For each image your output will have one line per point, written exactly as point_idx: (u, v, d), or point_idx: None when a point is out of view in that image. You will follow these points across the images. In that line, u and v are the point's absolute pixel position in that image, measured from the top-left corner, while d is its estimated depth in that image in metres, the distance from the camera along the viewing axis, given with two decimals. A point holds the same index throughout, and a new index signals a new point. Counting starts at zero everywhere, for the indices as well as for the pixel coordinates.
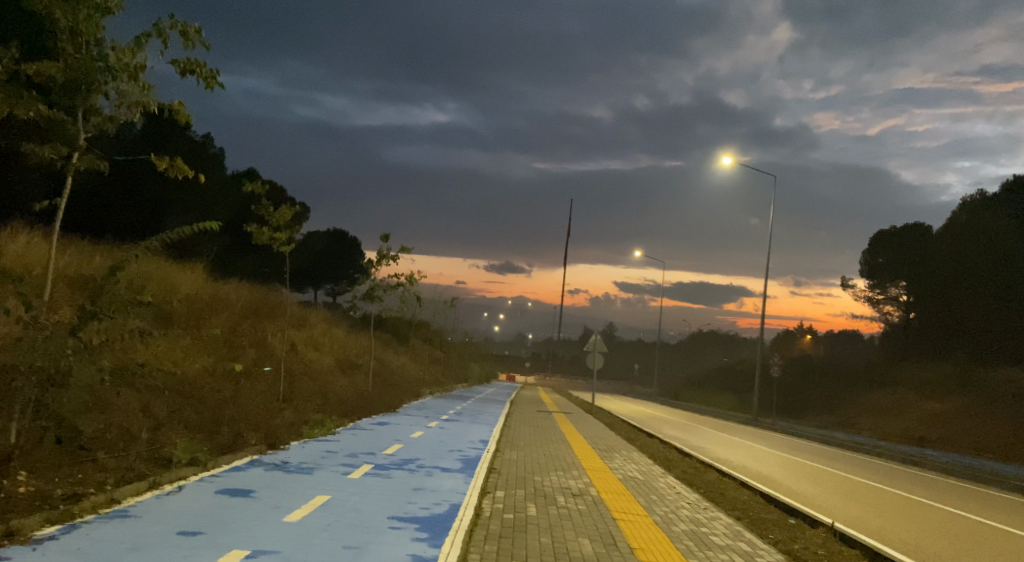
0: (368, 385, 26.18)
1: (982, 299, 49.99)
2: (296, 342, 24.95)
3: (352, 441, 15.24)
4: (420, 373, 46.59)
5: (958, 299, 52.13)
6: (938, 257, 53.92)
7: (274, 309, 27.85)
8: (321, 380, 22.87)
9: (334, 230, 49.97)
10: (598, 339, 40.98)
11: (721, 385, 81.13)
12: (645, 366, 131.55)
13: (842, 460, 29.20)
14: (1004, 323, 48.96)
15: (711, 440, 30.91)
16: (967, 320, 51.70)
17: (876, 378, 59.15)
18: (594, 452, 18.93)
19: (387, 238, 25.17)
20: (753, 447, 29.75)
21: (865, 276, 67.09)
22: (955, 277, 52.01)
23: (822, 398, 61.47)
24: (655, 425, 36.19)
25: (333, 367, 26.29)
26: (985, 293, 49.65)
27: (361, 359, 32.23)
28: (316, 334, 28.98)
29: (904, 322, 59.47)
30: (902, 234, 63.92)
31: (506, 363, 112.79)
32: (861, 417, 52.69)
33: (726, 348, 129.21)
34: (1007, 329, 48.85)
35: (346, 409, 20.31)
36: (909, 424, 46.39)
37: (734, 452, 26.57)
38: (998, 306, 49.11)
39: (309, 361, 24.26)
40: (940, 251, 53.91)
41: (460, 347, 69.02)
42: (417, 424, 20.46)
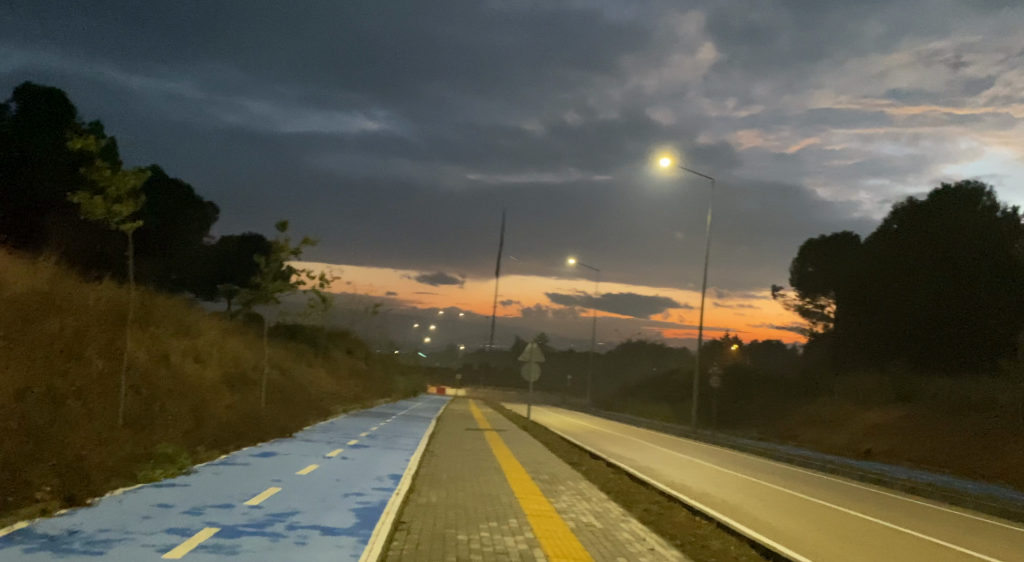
0: (259, 403, 21.99)
1: (911, 305, 47.93)
2: (168, 355, 20.65)
3: (209, 487, 11.14)
4: (334, 386, 42.15)
5: (886, 307, 50.14)
6: (869, 264, 51.85)
7: (150, 316, 23.55)
8: (195, 399, 18.66)
9: (247, 238, 44.93)
10: (531, 348, 37.31)
11: (654, 395, 78.39)
12: (577, 377, 129.16)
13: (800, 479, 26.13)
14: (932, 330, 47.06)
15: (658, 459, 27.60)
16: (896, 326, 49.62)
17: (813, 387, 57.09)
18: (534, 486, 15.17)
19: (283, 227, 21.09)
20: (702, 466, 26.52)
21: (795, 285, 65.29)
22: (886, 282, 49.91)
23: (759, 408, 59.06)
24: (594, 442, 32.80)
25: (217, 382, 22.05)
26: (913, 300, 47.67)
27: (258, 373, 27.86)
28: (202, 342, 24.58)
29: (834, 330, 57.49)
30: (832, 242, 62.23)
31: (433, 374, 108.92)
32: (802, 427, 50.30)
33: (655, 359, 127.10)
34: (934, 337, 46.93)
35: (220, 434, 16.22)
36: (851, 434, 43.98)
37: (687, 474, 23.29)
38: (925, 313, 47.16)
39: (182, 375, 20.03)
40: (870, 258, 51.99)
41: (383, 358, 64.73)
42: (312, 454, 16.39)
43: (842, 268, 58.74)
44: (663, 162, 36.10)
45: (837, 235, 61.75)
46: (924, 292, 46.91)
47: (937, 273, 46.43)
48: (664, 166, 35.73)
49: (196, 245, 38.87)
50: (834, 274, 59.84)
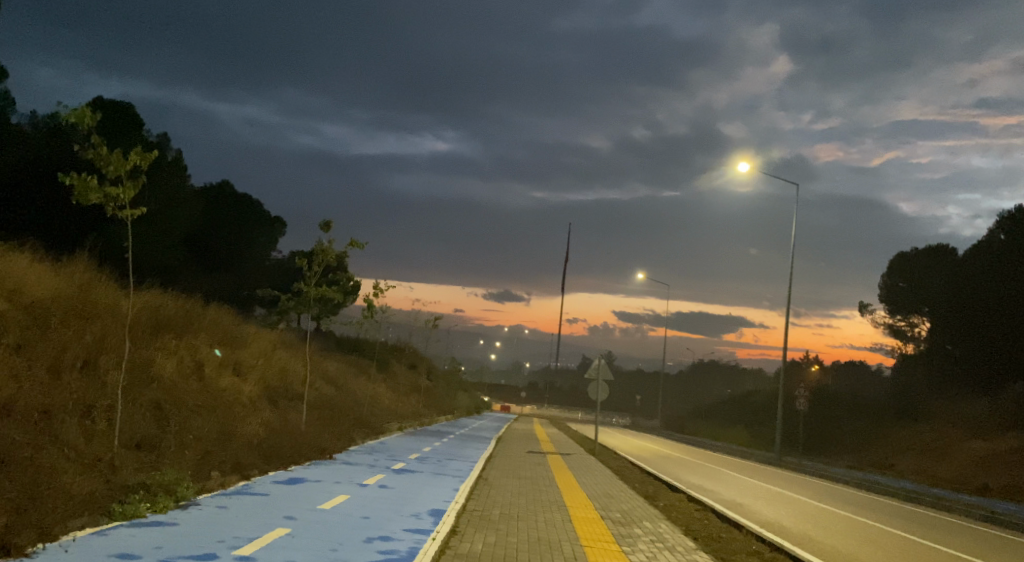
0: (301, 421, 20.06)
1: (1020, 327, 43.75)
2: (202, 367, 18.83)
3: (202, 529, 9.12)
4: (393, 403, 40.17)
5: (990, 329, 46.04)
6: (970, 282, 47.67)
7: (193, 325, 21.92)
8: (226, 415, 16.80)
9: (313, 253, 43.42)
10: (599, 366, 34.73)
11: (728, 417, 74.66)
12: (646, 397, 125.51)
13: (910, 520, 22.99)
14: None
15: (744, 490, 24.75)
16: (1009, 350, 45.50)
17: (906, 413, 52.98)
18: (605, 531, 12.70)
19: (327, 226, 19.28)
20: (795, 502, 23.56)
21: (881, 301, 61.12)
22: (992, 304, 45.75)
23: (845, 433, 55.16)
24: (671, 469, 30.06)
25: (256, 395, 20.22)
26: (1022, 321, 43.56)
27: (307, 387, 25.97)
28: (247, 354, 22.83)
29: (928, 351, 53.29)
30: (925, 256, 57.94)
31: (498, 392, 106.82)
32: (897, 456, 46.39)
33: (729, 379, 122.25)
34: None
35: (244, 456, 14.26)
36: (955, 466, 40.05)
37: (781, 512, 20.42)
38: None
39: (216, 388, 18.22)
40: (971, 275, 47.80)
41: (447, 374, 62.66)
42: (347, 481, 14.27)
43: (936, 284, 54.43)
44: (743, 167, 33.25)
45: (929, 248, 57.47)
46: None
47: None
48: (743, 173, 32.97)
49: (262, 259, 37.54)
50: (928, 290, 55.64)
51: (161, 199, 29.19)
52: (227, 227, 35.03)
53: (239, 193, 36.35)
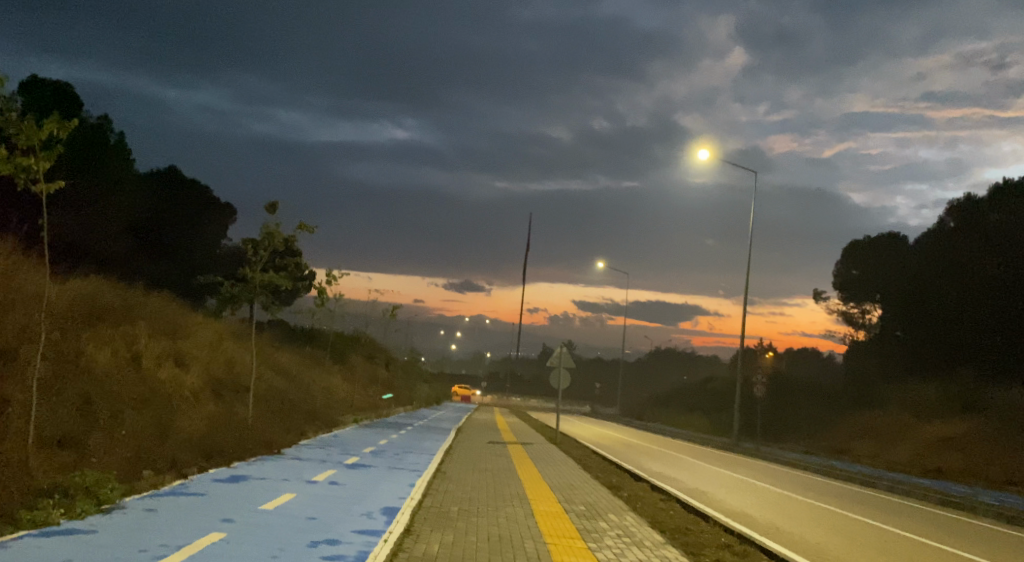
0: (248, 414, 19.02)
1: (972, 311, 44.01)
2: (141, 358, 17.70)
3: (124, 536, 8.18)
4: (349, 395, 39.11)
5: (943, 313, 46.29)
6: (923, 268, 47.85)
7: (132, 315, 20.72)
8: (165, 410, 15.76)
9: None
10: (560, 354, 34.03)
11: (687, 405, 74.72)
12: (605, 386, 125.60)
13: (874, 505, 22.66)
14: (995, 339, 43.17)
15: (708, 478, 24.24)
16: (956, 336, 45.72)
17: (863, 398, 53.26)
18: (569, 525, 11.96)
19: (273, 207, 18.29)
20: (760, 489, 23.11)
21: (837, 288, 61.36)
22: (943, 289, 45.93)
23: (804, 418, 55.34)
24: (633, 457, 29.50)
25: (199, 388, 19.14)
26: (973, 306, 43.83)
27: (257, 379, 24.85)
28: (192, 345, 21.68)
29: (879, 337, 53.54)
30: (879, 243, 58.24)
31: (457, 382, 106.01)
32: (854, 440, 46.54)
33: (687, 367, 122.82)
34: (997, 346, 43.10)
35: (181, 453, 13.25)
36: (912, 449, 40.20)
37: (747, 501, 19.88)
38: (986, 319, 43.28)
39: (155, 381, 17.13)
40: (924, 261, 47.99)
41: (405, 364, 61.70)
42: (294, 478, 13.33)
43: (889, 271, 54.69)
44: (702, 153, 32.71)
45: (883, 235, 57.73)
46: (984, 296, 43.07)
47: (995, 276, 42.42)
48: (702, 159, 32.44)
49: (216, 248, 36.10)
50: (883, 277, 55.90)
51: (99, 182, 27.76)
52: (175, 215, 33.63)
53: (189, 179, 34.93)
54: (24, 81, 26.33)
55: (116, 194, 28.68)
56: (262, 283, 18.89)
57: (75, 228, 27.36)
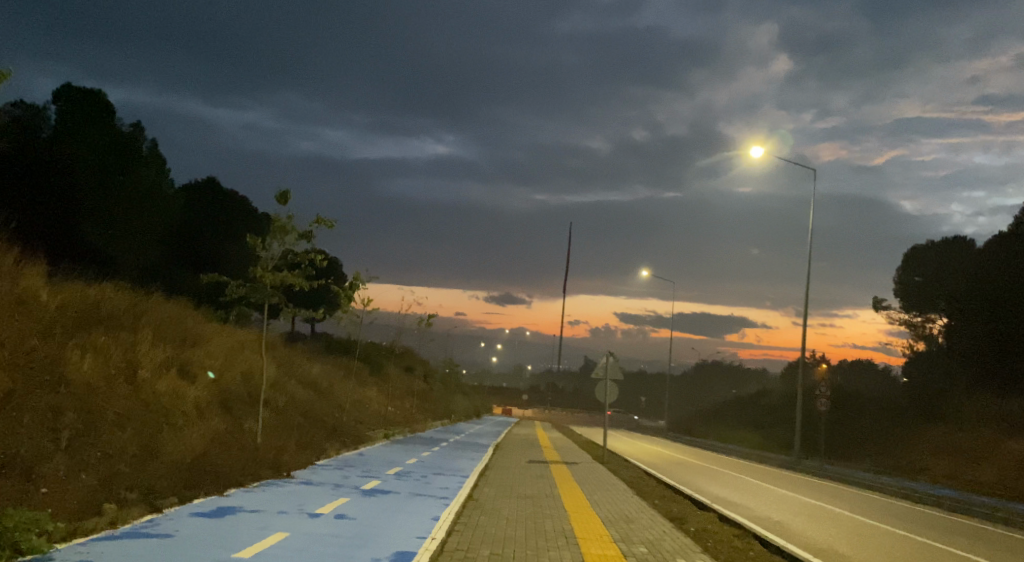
0: (257, 429, 16.80)
1: None
2: (138, 367, 15.66)
3: None
4: (382, 408, 36.89)
5: (1019, 324, 42.64)
6: (997, 273, 44.27)
7: (136, 320, 18.64)
8: (157, 427, 13.62)
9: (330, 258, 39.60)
10: (607, 365, 31.46)
11: (738, 419, 71.44)
12: (650, 399, 122.33)
13: (973, 539, 19.83)
14: None
15: (776, 504, 21.63)
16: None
17: (931, 412, 49.74)
18: None
19: (284, 196, 16.25)
20: (837, 518, 20.41)
21: (896, 296, 57.78)
22: (1021, 296, 42.37)
23: (867, 434, 51.98)
24: (689, 478, 26.93)
25: (204, 401, 16.98)
26: None
27: (279, 392, 22.74)
28: (205, 354, 19.60)
29: (947, 345, 50.02)
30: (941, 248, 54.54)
31: (500, 396, 103.57)
32: (926, 459, 43.15)
33: (734, 380, 119.06)
34: None
35: (163, 479, 11.08)
36: (993, 469, 36.89)
37: (831, 539, 17.26)
38: None
39: (148, 393, 14.96)
40: (997, 267, 44.44)
41: (444, 376, 59.45)
42: (293, 510, 11.12)
43: (957, 277, 50.97)
44: (755, 151, 30.03)
45: (946, 240, 54.03)
46: None
47: None
48: (757, 156, 29.85)
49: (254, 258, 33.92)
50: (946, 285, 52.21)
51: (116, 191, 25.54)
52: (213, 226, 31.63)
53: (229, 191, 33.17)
54: (56, 88, 25.18)
55: (151, 202, 26.91)
56: (276, 284, 16.81)
57: (111, 237, 25.61)
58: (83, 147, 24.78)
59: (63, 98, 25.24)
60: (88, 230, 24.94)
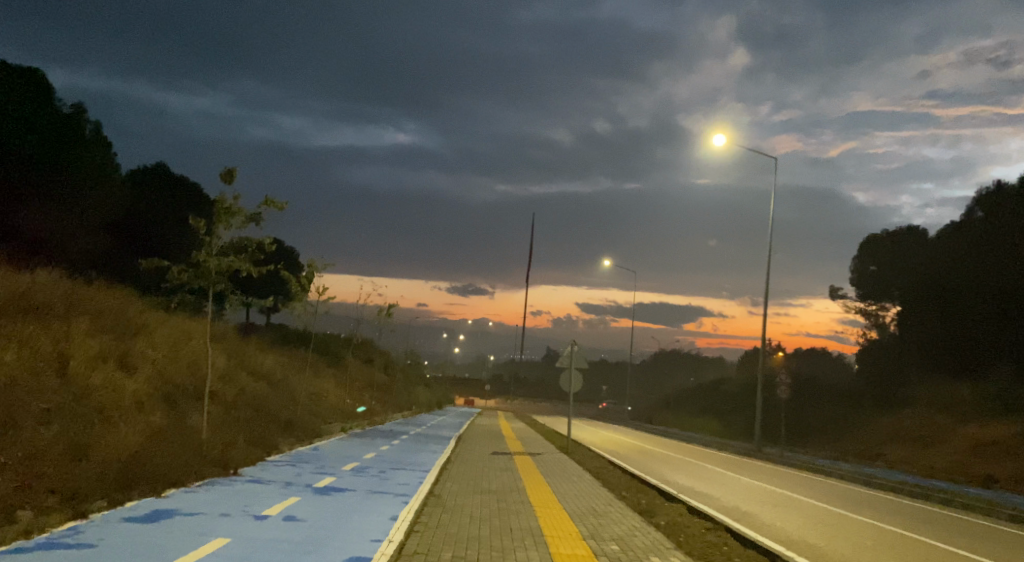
0: (202, 423, 15.79)
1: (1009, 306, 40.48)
2: (71, 359, 14.59)
3: None
4: (340, 400, 35.85)
5: (974, 311, 42.72)
6: (949, 260, 44.37)
7: (73, 309, 17.50)
8: (89, 423, 12.62)
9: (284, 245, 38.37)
10: (570, 354, 30.77)
11: (699, 407, 71.43)
12: (611, 388, 122.35)
13: (943, 526, 19.50)
14: None
15: (744, 493, 21.12)
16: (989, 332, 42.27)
17: (889, 398, 49.97)
18: None
19: (228, 175, 15.25)
20: (807, 507, 19.95)
21: (854, 284, 57.93)
22: (975, 284, 42.41)
23: (827, 421, 52.11)
24: (654, 467, 26.37)
25: (145, 394, 15.95)
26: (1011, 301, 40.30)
27: (229, 384, 21.68)
28: (147, 344, 18.50)
29: (899, 333, 50.23)
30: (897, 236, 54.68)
31: (461, 386, 102.67)
32: (886, 445, 43.24)
33: (694, 368, 119.51)
34: None
35: (91, 481, 10.16)
36: (952, 454, 36.99)
37: (803, 529, 16.80)
38: None
39: (80, 388, 13.88)
40: (950, 255, 44.48)
41: (404, 367, 58.41)
42: (237, 511, 10.20)
43: (910, 265, 51.14)
44: (717, 137, 29.38)
45: (902, 228, 54.16)
46: None
47: None
48: (719, 144, 29.27)
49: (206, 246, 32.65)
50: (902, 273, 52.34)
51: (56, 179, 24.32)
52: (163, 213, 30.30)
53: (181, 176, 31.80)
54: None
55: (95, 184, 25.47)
56: (221, 269, 15.80)
57: (51, 224, 24.37)
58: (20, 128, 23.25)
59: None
60: (25, 215, 23.68)
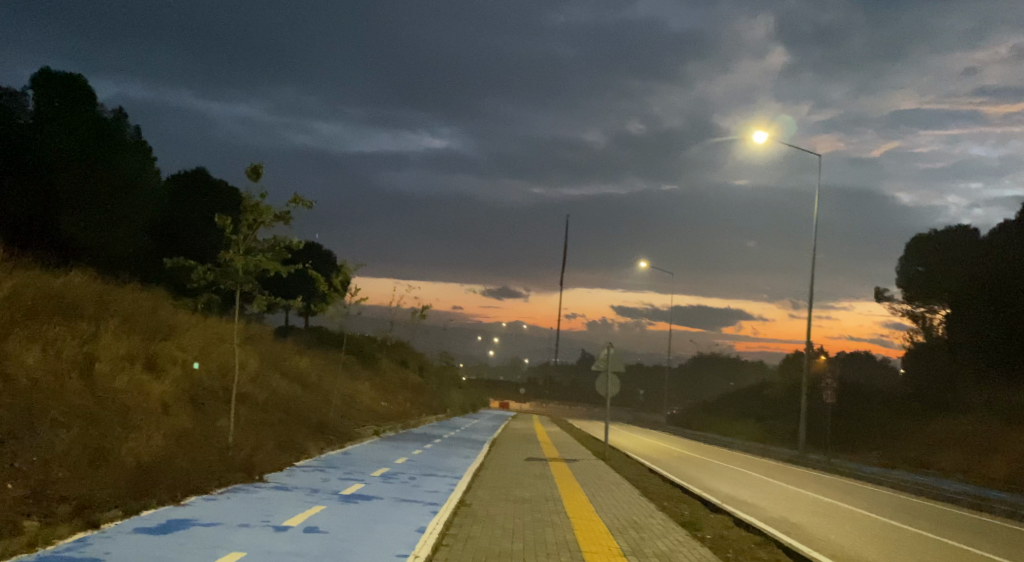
0: (229, 427, 15.34)
1: None
2: (96, 360, 14.24)
3: None
4: (374, 403, 35.47)
5: None
6: (1002, 262, 42.81)
7: (103, 308, 17.20)
8: (111, 424, 12.21)
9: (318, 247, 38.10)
10: (608, 357, 30.03)
11: (739, 411, 70.17)
12: (648, 391, 121.16)
13: (1004, 541, 18.48)
14: None
15: (789, 503, 20.25)
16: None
17: (937, 404, 48.41)
18: None
19: (256, 171, 14.82)
20: (857, 520, 19.04)
21: (899, 286, 56.28)
22: None
23: (872, 427, 50.72)
24: (695, 474, 25.54)
25: (173, 396, 15.56)
26: None
27: (260, 386, 21.29)
28: (177, 345, 18.15)
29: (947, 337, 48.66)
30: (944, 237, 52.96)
31: (498, 389, 102.28)
32: (934, 452, 41.87)
33: (732, 372, 118.06)
34: None
35: (107, 487, 9.76)
36: (1006, 463, 35.59)
37: (856, 544, 15.90)
38: None
39: (104, 390, 13.48)
40: (1003, 256, 42.84)
41: (440, 369, 58.06)
42: (256, 522, 9.69)
43: (959, 267, 49.53)
44: (760, 136, 28.41)
45: (950, 229, 52.43)
46: None
47: None
48: (759, 142, 28.33)
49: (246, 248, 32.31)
50: (950, 275, 50.66)
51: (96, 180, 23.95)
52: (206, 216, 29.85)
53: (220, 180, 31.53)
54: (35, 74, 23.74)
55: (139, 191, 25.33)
56: (249, 269, 15.34)
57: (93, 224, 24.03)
58: (64, 134, 23.29)
59: (42, 83, 23.75)
60: (69, 220, 23.57)
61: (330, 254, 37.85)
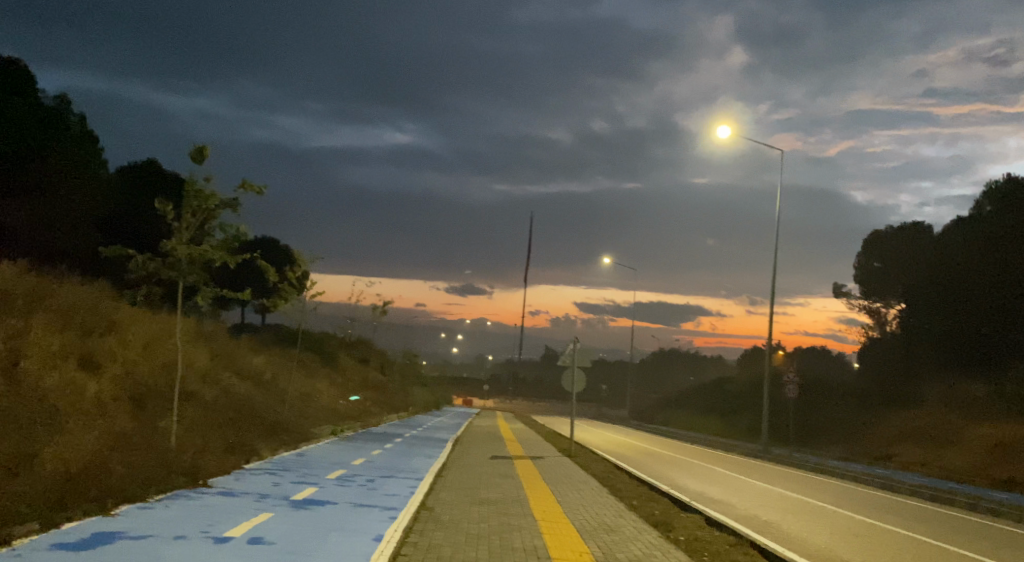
0: (172, 428, 14.32)
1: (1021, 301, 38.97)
2: (25, 357, 13.18)
3: None
4: (334, 401, 34.42)
5: (986, 307, 41.14)
6: (960, 256, 42.85)
7: (36, 302, 16.06)
8: (36, 428, 11.21)
9: (272, 242, 36.91)
10: (573, 352, 29.32)
11: (702, 406, 70.08)
12: (612, 387, 121.07)
13: (978, 535, 18.10)
14: None
15: (760, 500, 19.70)
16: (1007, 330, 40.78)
17: (898, 397, 48.51)
18: None
19: (201, 152, 13.86)
20: (831, 515, 18.54)
21: (857, 281, 56.33)
22: (987, 280, 40.80)
23: (835, 421, 50.75)
24: (663, 471, 24.93)
25: (111, 396, 14.53)
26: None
27: (210, 384, 20.22)
28: (118, 342, 17.06)
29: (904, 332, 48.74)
30: (901, 232, 53.04)
31: (461, 386, 101.37)
32: (896, 445, 41.87)
33: (694, 367, 118.43)
34: None
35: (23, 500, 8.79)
36: (968, 454, 35.59)
37: (832, 542, 15.33)
38: None
39: (31, 390, 12.41)
40: (960, 250, 42.90)
41: (402, 366, 57.02)
42: (194, 533, 8.79)
43: (916, 263, 49.63)
44: (722, 130, 27.82)
45: (907, 224, 52.52)
46: None
47: None
48: (723, 136, 27.77)
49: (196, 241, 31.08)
50: (907, 270, 50.72)
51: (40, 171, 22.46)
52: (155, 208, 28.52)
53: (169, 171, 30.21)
54: None
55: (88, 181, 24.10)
56: (194, 259, 14.34)
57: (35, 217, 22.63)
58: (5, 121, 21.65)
59: None
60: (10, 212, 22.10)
61: (285, 249, 36.73)
